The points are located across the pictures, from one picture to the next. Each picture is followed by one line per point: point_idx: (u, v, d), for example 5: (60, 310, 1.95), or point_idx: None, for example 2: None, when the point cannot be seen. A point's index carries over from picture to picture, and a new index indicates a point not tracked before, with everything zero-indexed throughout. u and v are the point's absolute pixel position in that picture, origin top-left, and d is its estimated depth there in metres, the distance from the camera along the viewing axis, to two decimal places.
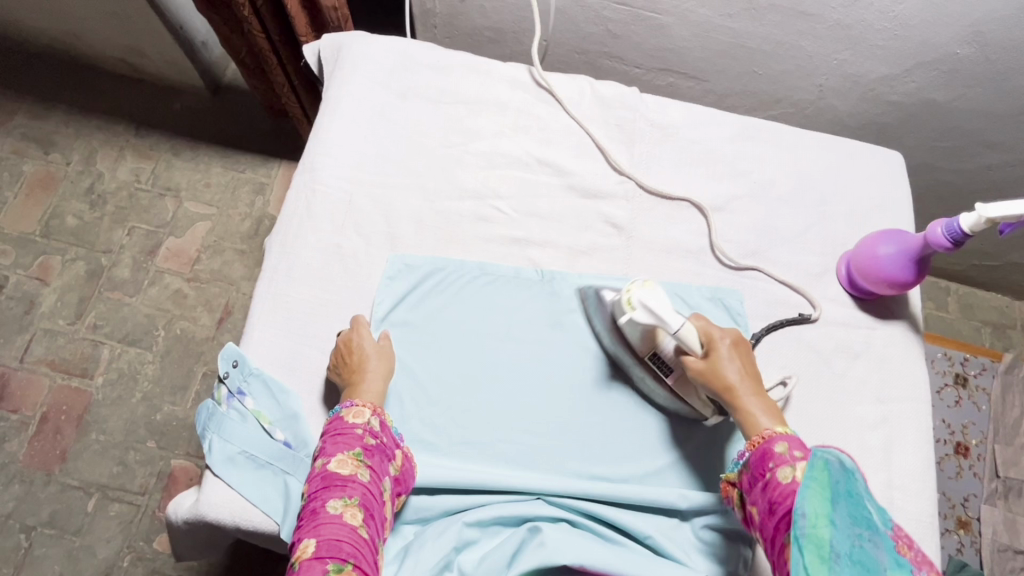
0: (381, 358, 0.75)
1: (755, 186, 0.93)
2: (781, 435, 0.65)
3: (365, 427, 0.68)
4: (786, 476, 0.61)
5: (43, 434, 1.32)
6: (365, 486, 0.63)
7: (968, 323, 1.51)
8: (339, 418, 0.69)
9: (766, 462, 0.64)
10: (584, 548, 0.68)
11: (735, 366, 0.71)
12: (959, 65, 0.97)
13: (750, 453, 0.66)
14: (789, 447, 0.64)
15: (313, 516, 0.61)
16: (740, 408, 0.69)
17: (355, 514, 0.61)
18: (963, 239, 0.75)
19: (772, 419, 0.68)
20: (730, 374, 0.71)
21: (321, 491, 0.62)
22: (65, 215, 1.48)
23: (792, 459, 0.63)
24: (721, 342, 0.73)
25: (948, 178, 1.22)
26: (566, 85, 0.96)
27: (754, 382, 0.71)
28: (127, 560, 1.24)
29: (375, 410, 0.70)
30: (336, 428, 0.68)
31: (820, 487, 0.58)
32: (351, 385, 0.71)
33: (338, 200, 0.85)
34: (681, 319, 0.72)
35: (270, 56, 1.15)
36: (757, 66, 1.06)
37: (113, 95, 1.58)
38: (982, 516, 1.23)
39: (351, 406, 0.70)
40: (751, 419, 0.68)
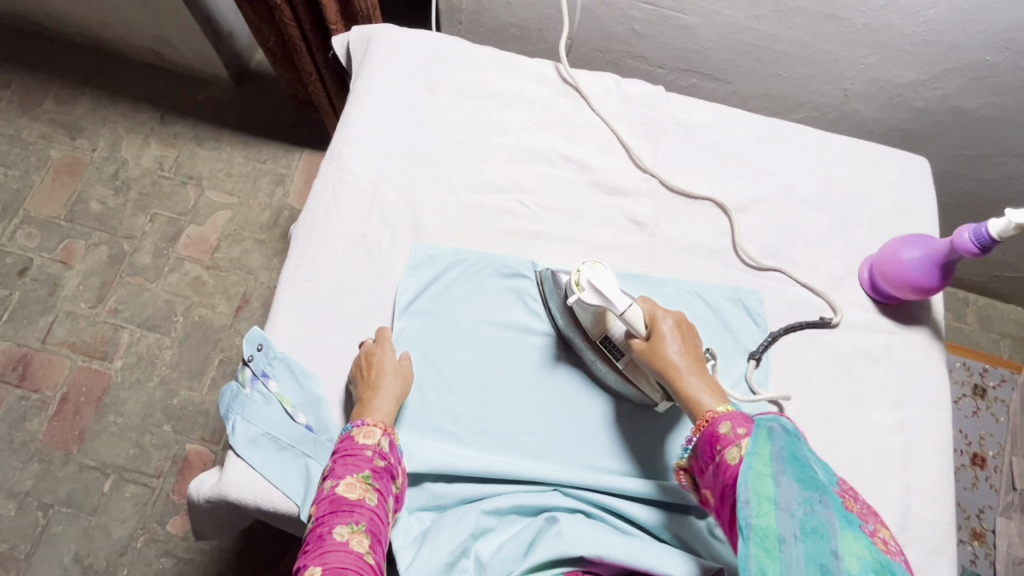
0: (398, 375, 0.74)
1: (778, 188, 0.93)
2: (724, 415, 0.63)
3: (376, 449, 0.69)
4: (734, 457, 0.59)
5: (63, 414, 1.34)
6: (372, 511, 0.64)
7: (987, 335, 1.50)
8: (350, 437, 0.70)
9: (714, 447, 0.61)
10: (600, 539, 0.67)
11: (678, 345, 0.69)
12: (988, 72, 0.97)
13: (697, 436, 0.64)
14: (732, 426, 0.61)
15: (319, 541, 0.61)
16: (682, 389, 0.67)
17: (361, 540, 0.62)
18: (991, 245, 0.74)
19: (717, 398, 0.65)
20: (673, 354, 0.69)
21: (328, 516, 0.63)
22: (90, 200, 1.51)
23: (736, 438, 0.60)
24: (665, 321, 0.71)
25: (972, 186, 1.21)
26: (591, 82, 0.96)
27: (697, 362, 0.69)
28: (141, 541, 1.26)
29: (385, 430, 0.71)
30: (346, 449, 0.69)
31: (763, 464, 0.56)
32: (364, 402, 0.72)
33: (363, 190, 0.86)
34: (627, 300, 0.71)
35: (300, 44, 1.16)
36: (783, 69, 1.06)
37: (140, 84, 1.60)
38: (997, 528, 1.22)
39: (363, 425, 0.70)
40: (694, 400, 0.66)
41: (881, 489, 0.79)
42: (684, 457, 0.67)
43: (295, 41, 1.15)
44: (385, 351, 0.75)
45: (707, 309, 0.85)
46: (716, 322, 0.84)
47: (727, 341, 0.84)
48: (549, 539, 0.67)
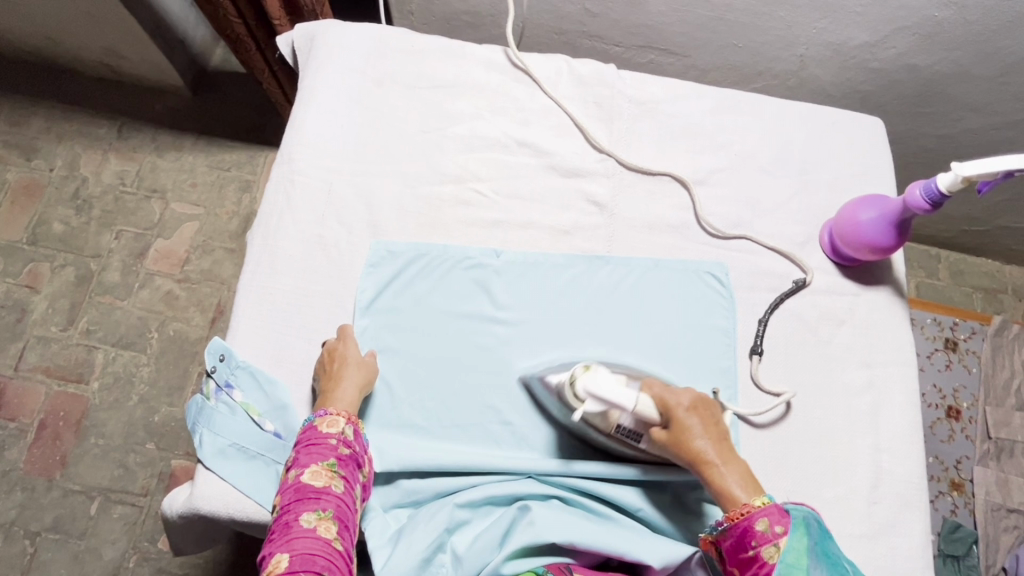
0: (361, 368, 0.74)
1: (737, 158, 0.92)
2: (759, 509, 0.62)
3: (340, 437, 0.68)
4: (771, 556, 0.60)
5: (43, 440, 1.32)
6: (338, 498, 0.64)
7: (959, 289, 1.52)
8: (313, 427, 0.69)
9: (747, 540, 0.61)
10: (574, 526, 0.67)
11: (699, 434, 0.69)
12: (938, 28, 0.97)
13: (727, 526, 0.63)
14: (770, 524, 0.61)
15: (286, 529, 0.61)
16: (715, 481, 0.67)
17: (329, 527, 0.61)
18: (941, 200, 0.75)
19: (749, 490, 0.65)
20: (697, 444, 0.68)
21: (294, 504, 0.63)
22: (52, 222, 1.47)
23: (775, 537, 0.60)
24: (679, 412, 0.70)
25: (932, 143, 1.22)
26: (544, 64, 0.95)
27: (722, 445, 0.69)
28: (133, 561, 1.25)
29: (349, 418, 0.70)
30: (309, 439, 0.68)
31: (798, 558, 0.60)
32: (327, 394, 0.71)
33: (318, 190, 0.85)
34: (634, 394, 0.70)
35: (249, 43, 1.14)
36: (736, 39, 1.06)
37: (93, 98, 1.56)
38: (975, 477, 1.24)
39: (326, 415, 0.70)
40: (726, 494, 0.65)
41: (852, 448, 0.80)
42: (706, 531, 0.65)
43: (242, 40, 1.13)
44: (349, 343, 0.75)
45: (673, 285, 0.85)
46: (681, 298, 0.84)
47: (694, 315, 0.83)
48: (524, 527, 0.67)
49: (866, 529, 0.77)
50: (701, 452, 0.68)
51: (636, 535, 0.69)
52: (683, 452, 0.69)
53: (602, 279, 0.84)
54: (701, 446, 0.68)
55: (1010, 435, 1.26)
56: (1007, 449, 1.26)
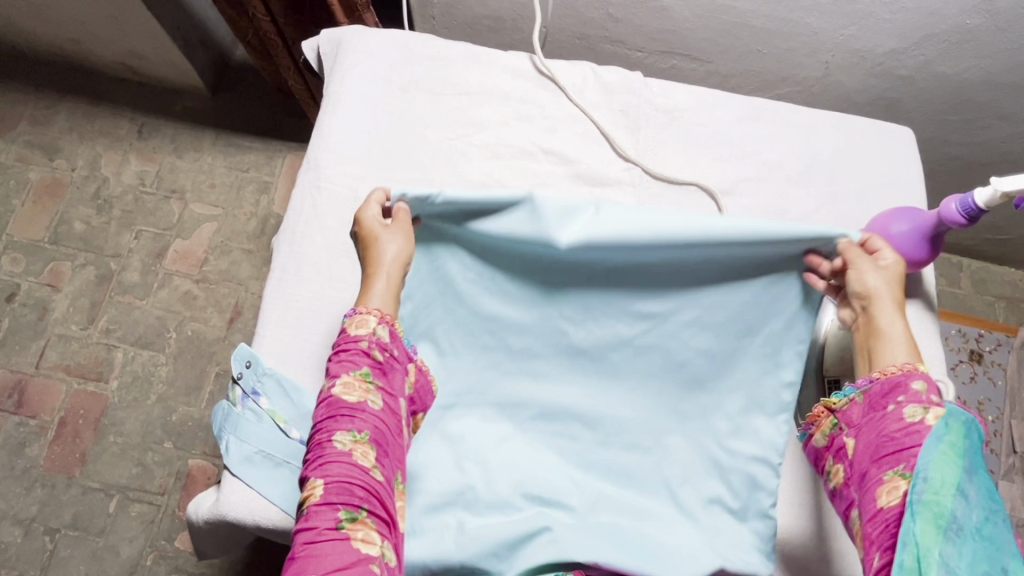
0: (394, 245, 0.74)
1: (764, 168, 0.91)
2: (919, 373, 0.67)
3: (371, 339, 0.68)
4: (913, 415, 0.64)
5: (63, 438, 1.33)
6: (375, 418, 0.65)
7: (982, 299, 1.49)
8: (345, 330, 0.70)
9: (895, 395, 0.66)
10: (599, 547, 0.71)
11: (879, 279, 0.71)
12: (969, 36, 0.95)
13: (877, 382, 0.68)
14: (926, 388, 0.66)
15: (321, 450, 0.63)
16: (875, 328, 0.70)
17: (365, 451, 0.63)
18: (978, 214, 0.74)
19: (912, 354, 0.69)
20: (876, 283, 0.70)
21: (328, 421, 0.64)
22: (73, 221, 1.49)
23: (924, 400, 0.65)
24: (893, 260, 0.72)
25: (959, 151, 1.20)
26: (567, 71, 0.95)
27: (899, 301, 0.71)
28: (150, 559, 1.26)
29: (381, 317, 0.70)
30: (343, 344, 0.68)
31: (951, 450, 0.60)
32: (362, 287, 0.73)
33: (343, 197, 0.85)
34: None
35: (275, 39, 1.15)
36: (762, 45, 1.04)
37: (114, 98, 1.57)
38: (999, 492, 1.23)
39: (354, 315, 0.70)
40: (886, 343, 0.70)
41: None
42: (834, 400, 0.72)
43: (269, 36, 1.14)
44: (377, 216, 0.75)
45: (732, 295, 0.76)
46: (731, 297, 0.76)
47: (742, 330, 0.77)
48: (547, 539, 0.70)
49: None
50: (874, 292, 0.70)
51: (656, 553, 0.72)
52: (860, 286, 0.70)
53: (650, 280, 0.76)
54: (875, 288, 0.71)
55: None
56: None
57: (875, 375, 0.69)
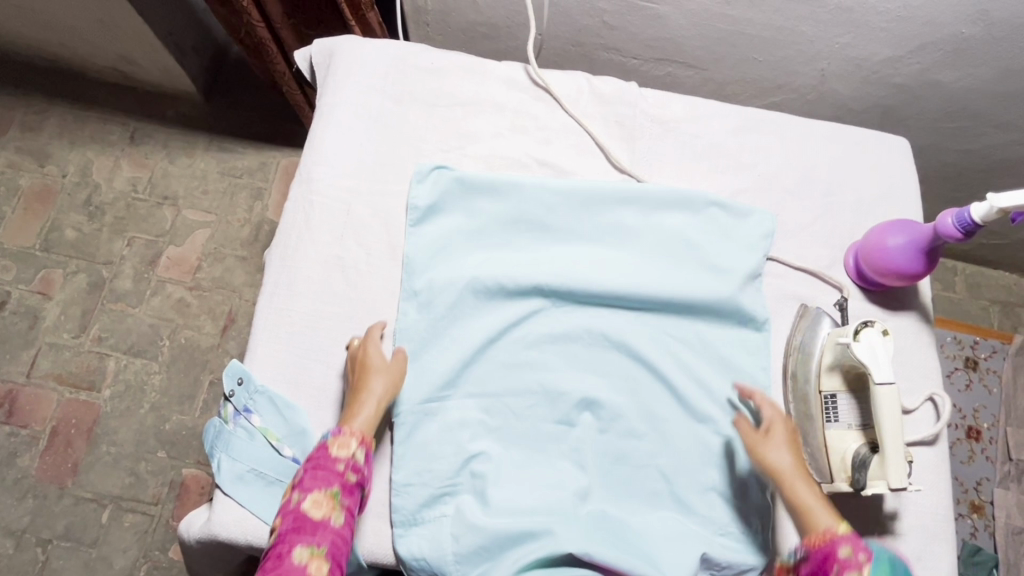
0: (386, 375, 0.73)
1: (760, 178, 0.91)
2: (843, 536, 0.64)
3: (349, 462, 0.68)
4: None
5: (55, 448, 1.32)
6: (335, 533, 0.64)
7: (977, 304, 1.50)
8: (325, 445, 0.69)
9: (828, 565, 0.64)
10: (592, 540, 0.72)
11: (785, 452, 0.72)
12: (965, 45, 0.95)
13: (809, 550, 0.66)
14: (853, 550, 0.63)
15: (278, 561, 0.60)
16: (789, 488, 0.69)
17: (320, 565, 0.61)
18: (974, 229, 0.74)
19: (833, 517, 0.67)
20: (779, 455, 0.71)
21: (291, 533, 0.63)
22: (64, 228, 1.47)
23: (859, 563, 0.62)
24: (777, 421, 0.74)
25: (954, 158, 1.20)
26: (562, 81, 0.94)
27: (803, 468, 0.71)
28: (144, 570, 1.25)
29: (363, 440, 0.70)
30: (319, 460, 0.68)
31: None
32: (348, 411, 0.71)
33: (336, 209, 0.84)
34: (892, 378, 0.72)
35: (271, 46, 1.13)
36: (757, 53, 1.04)
37: (106, 104, 1.56)
38: (995, 499, 1.23)
39: (339, 434, 0.69)
40: (809, 512, 0.67)
41: None
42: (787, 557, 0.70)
43: (265, 44, 1.12)
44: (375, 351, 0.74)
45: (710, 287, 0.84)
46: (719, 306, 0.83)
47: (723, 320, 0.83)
48: (537, 543, 0.71)
49: None
50: (782, 468, 0.70)
51: (650, 553, 0.72)
52: (763, 457, 0.71)
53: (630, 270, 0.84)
54: (783, 464, 0.71)
55: None
56: None
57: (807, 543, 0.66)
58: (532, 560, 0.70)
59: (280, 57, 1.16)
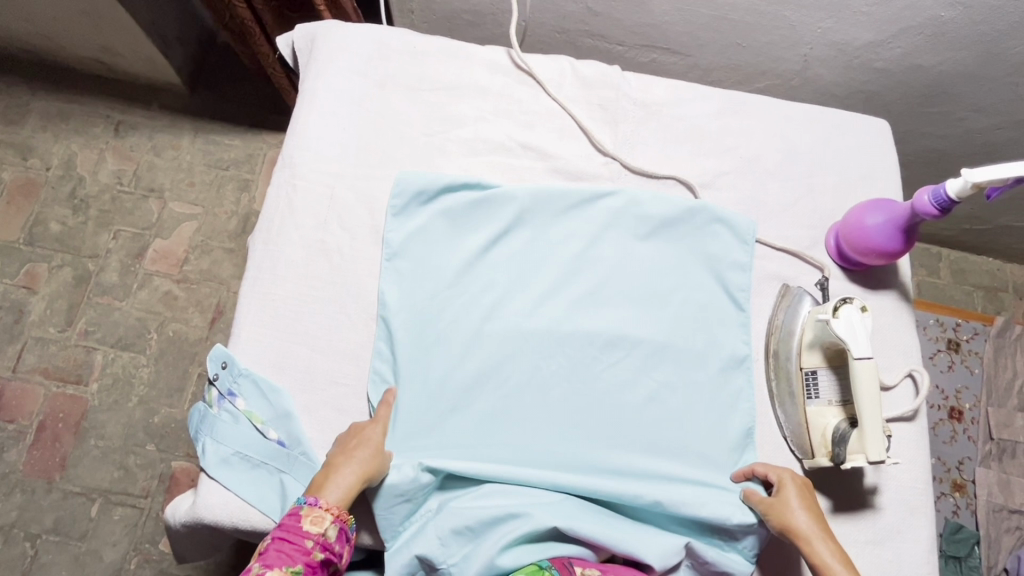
0: (372, 454, 0.70)
1: (742, 161, 0.92)
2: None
3: (319, 539, 0.63)
4: None
5: (42, 442, 1.31)
6: None
7: (960, 288, 1.52)
8: (297, 515, 0.64)
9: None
10: (576, 515, 0.71)
11: (802, 512, 0.70)
12: (944, 28, 0.96)
13: None
14: None
15: None
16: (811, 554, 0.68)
17: None
18: (951, 206, 0.75)
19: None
20: (798, 518, 0.70)
21: None
22: (49, 222, 1.46)
23: None
24: (789, 480, 0.73)
25: (936, 143, 1.22)
26: (546, 66, 0.94)
27: (826, 530, 0.70)
28: (134, 562, 1.25)
29: (337, 515, 0.65)
30: (288, 529, 0.63)
31: None
32: (326, 478, 0.67)
33: (319, 194, 0.84)
34: (869, 354, 0.73)
35: (253, 27, 1.11)
36: (741, 38, 1.04)
37: (89, 96, 1.54)
38: (977, 478, 1.25)
39: (314, 505, 0.65)
40: (829, 570, 0.66)
41: None
42: None
43: (247, 25, 1.10)
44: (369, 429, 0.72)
45: (694, 274, 0.85)
46: (700, 292, 0.84)
47: (708, 302, 0.84)
48: (520, 520, 0.69)
49: (871, 535, 0.77)
50: (801, 529, 0.69)
51: (635, 533, 0.72)
52: (785, 524, 0.70)
53: (616, 284, 0.83)
54: (802, 524, 0.70)
55: (1012, 436, 1.26)
56: (1009, 450, 1.26)
57: None
58: (516, 535, 0.68)
59: (263, 40, 1.15)
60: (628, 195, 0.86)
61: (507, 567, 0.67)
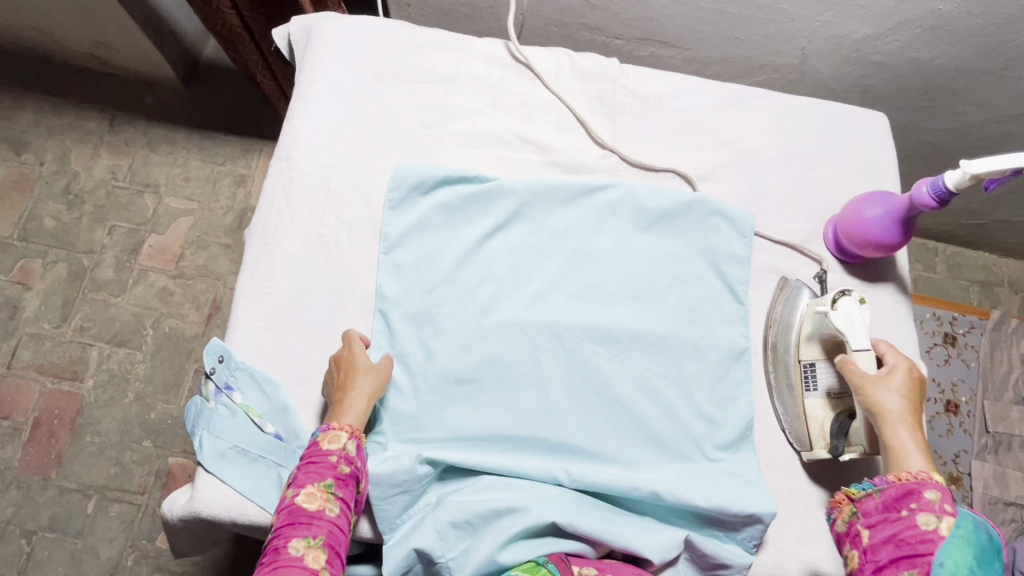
0: (372, 377, 0.73)
1: (740, 154, 0.92)
2: (933, 482, 0.67)
3: (341, 455, 0.68)
4: (927, 523, 0.65)
5: (38, 439, 1.31)
6: (331, 523, 0.64)
7: (956, 283, 1.52)
8: (316, 443, 0.69)
9: (907, 501, 0.67)
10: (573, 510, 0.71)
11: (899, 396, 0.71)
12: (942, 22, 0.96)
13: (891, 485, 0.69)
14: (940, 497, 0.66)
15: (274, 555, 0.61)
16: (889, 434, 0.70)
17: (317, 556, 0.61)
18: (948, 198, 0.75)
19: (925, 462, 0.69)
20: (892, 401, 0.71)
21: (286, 528, 0.63)
22: (43, 217, 1.45)
23: (939, 510, 0.65)
24: (901, 369, 0.73)
25: (933, 137, 1.22)
26: (544, 59, 0.94)
27: (914, 415, 0.71)
28: (132, 559, 1.24)
29: (353, 433, 0.70)
30: (309, 455, 0.68)
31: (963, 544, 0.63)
32: (337, 406, 0.71)
33: (316, 187, 0.83)
34: (867, 343, 0.74)
35: (243, 35, 1.11)
36: (739, 31, 1.04)
37: (83, 91, 1.53)
38: (973, 471, 1.25)
39: (329, 430, 0.69)
40: (902, 455, 0.69)
41: None
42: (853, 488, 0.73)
43: (236, 32, 1.10)
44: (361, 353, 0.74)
45: (692, 267, 0.85)
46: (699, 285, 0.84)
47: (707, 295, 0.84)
48: (517, 516, 0.70)
49: None
50: (890, 411, 0.71)
51: (632, 528, 0.72)
52: (877, 403, 0.71)
53: (615, 277, 0.83)
54: (893, 407, 0.71)
55: (1008, 429, 1.27)
56: (1004, 443, 1.26)
57: (892, 476, 0.69)
58: (514, 531, 0.68)
59: (252, 48, 1.15)
60: (628, 187, 0.86)
61: (506, 564, 0.67)
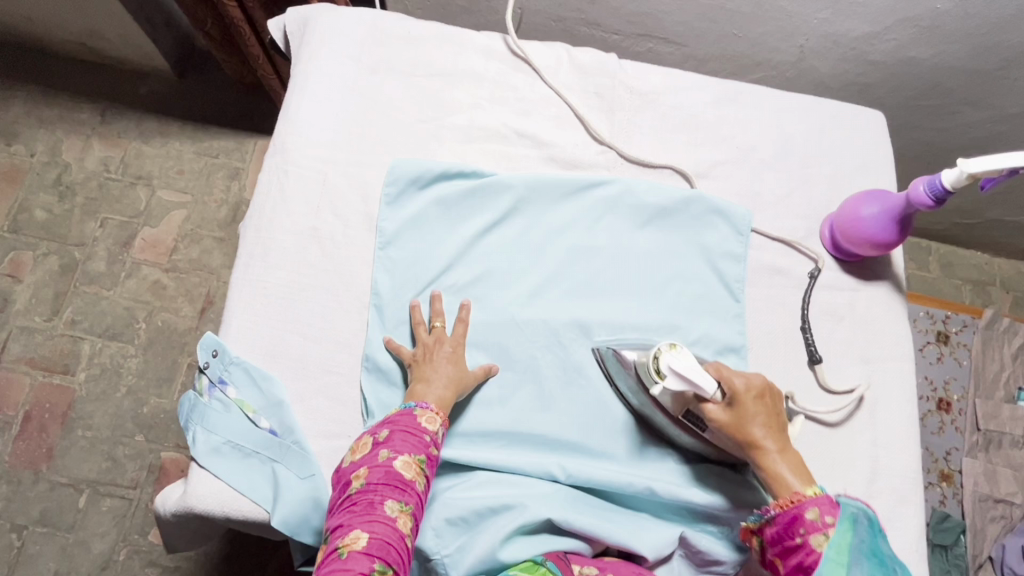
0: (461, 367, 0.74)
1: (738, 151, 0.91)
2: (811, 499, 0.64)
3: (434, 437, 0.68)
4: (820, 543, 0.62)
5: (28, 433, 1.29)
6: (419, 496, 0.63)
7: (949, 282, 1.53)
8: (412, 415, 0.68)
9: (795, 528, 0.64)
10: (570, 508, 0.71)
11: (759, 421, 0.69)
12: (939, 21, 0.96)
13: (776, 512, 0.65)
14: (820, 513, 0.63)
15: (369, 508, 0.60)
16: (766, 466, 0.68)
17: (407, 522, 0.61)
18: (945, 197, 0.75)
19: (801, 479, 0.67)
20: (755, 429, 0.69)
21: (381, 486, 0.62)
22: (33, 209, 1.43)
23: (824, 526, 0.63)
24: (744, 393, 0.70)
25: (930, 137, 1.22)
26: (542, 53, 0.93)
27: (779, 433, 0.69)
28: (123, 553, 1.24)
29: (445, 420, 0.70)
30: (405, 425, 0.67)
31: (842, 553, 0.62)
32: (426, 385, 0.71)
33: (312, 180, 0.82)
34: (711, 382, 0.69)
35: (243, 27, 1.13)
36: (737, 28, 1.04)
37: (74, 81, 1.51)
38: (964, 468, 1.26)
39: (427, 409, 0.69)
40: (781, 480, 0.67)
41: (849, 444, 0.80)
42: (748, 521, 0.68)
43: (236, 24, 1.11)
44: (456, 341, 0.75)
45: (689, 265, 0.85)
46: (698, 282, 0.84)
47: (705, 292, 0.84)
48: (514, 513, 0.69)
49: None
50: (757, 439, 0.69)
51: (627, 526, 0.73)
52: (741, 436, 0.69)
53: (613, 274, 0.83)
54: (757, 434, 0.69)
55: (998, 427, 1.28)
56: (995, 441, 1.27)
57: (772, 505, 0.66)
58: (513, 527, 0.68)
59: (253, 40, 1.16)
60: (626, 183, 0.86)
61: (506, 561, 0.67)
